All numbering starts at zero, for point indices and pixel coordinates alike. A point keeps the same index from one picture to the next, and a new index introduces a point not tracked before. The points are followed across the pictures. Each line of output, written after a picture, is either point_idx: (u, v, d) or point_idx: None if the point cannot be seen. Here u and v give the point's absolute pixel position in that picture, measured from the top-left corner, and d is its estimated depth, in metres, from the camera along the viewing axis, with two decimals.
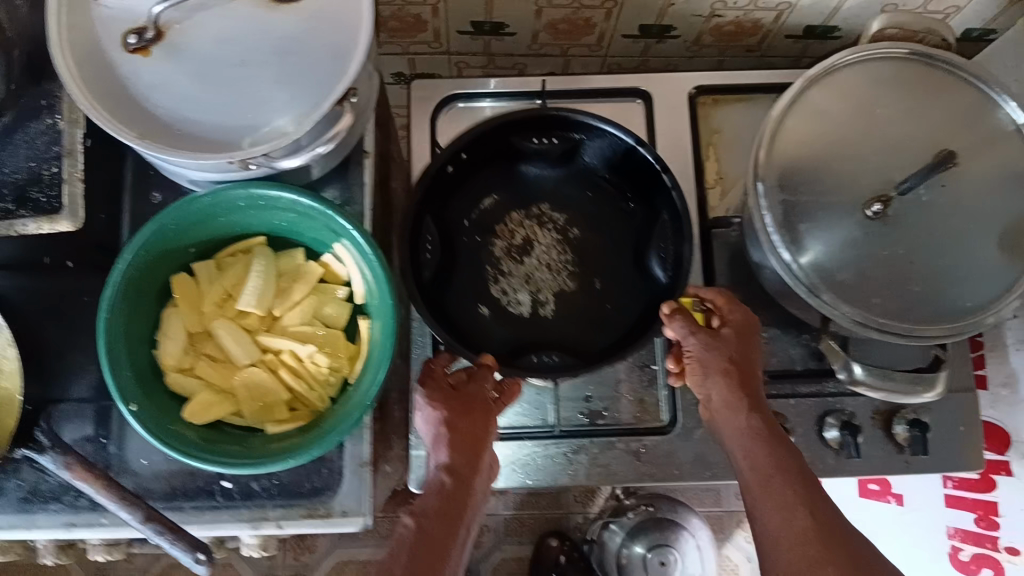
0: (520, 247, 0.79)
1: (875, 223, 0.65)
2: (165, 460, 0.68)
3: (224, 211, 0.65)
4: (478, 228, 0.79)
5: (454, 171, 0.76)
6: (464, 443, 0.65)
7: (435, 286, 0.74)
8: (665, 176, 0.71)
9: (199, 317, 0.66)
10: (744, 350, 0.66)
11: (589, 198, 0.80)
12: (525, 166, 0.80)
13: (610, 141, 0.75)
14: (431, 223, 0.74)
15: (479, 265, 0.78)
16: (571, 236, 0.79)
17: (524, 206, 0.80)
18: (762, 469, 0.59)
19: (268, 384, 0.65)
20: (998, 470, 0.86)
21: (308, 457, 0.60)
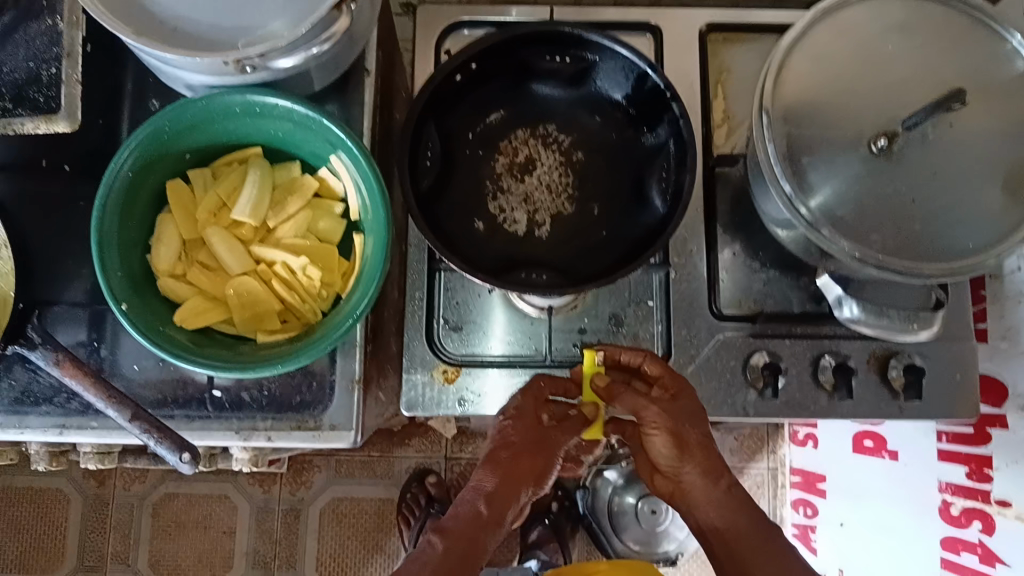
0: (522, 165, 0.78)
1: (880, 159, 0.66)
2: (156, 367, 0.70)
3: (220, 117, 0.65)
4: (481, 143, 0.78)
5: (463, 80, 0.74)
6: (512, 484, 0.67)
7: (432, 196, 0.74)
8: (674, 104, 0.69)
9: (193, 224, 0.67)
10: (702, 423, 0.65)
11: (597, 124, 0.79)
12: (535, 85, 0.79)
13: (624, 65, 0.74)
14: (433, 131, 0.74)
15: (478, 179, 0.78)
16: (575, 159, 0.79)
17: (530, 123, 0.79)
18: (736, 535, 0.61)
19: (260, 294, 0.65)
20: (993, 423, 0.86)
21: (297, 364, 0.61)
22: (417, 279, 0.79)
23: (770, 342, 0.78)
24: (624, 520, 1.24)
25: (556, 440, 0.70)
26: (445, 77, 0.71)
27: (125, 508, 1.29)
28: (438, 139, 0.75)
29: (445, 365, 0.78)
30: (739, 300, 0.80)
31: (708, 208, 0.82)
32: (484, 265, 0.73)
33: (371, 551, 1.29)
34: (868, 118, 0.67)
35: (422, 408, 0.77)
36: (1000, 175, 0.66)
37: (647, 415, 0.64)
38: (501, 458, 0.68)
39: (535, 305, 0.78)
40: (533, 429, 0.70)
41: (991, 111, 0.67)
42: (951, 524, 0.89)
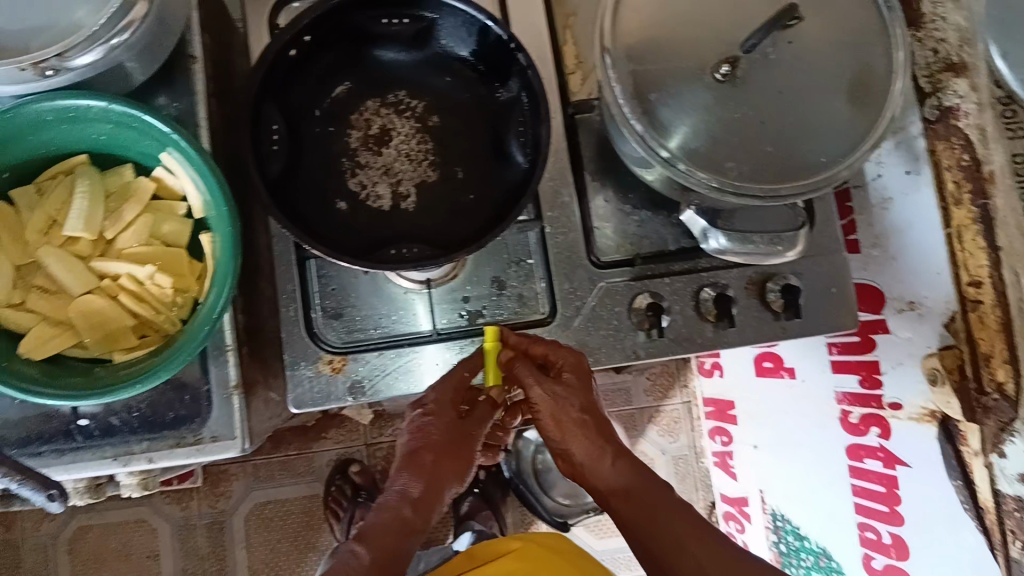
0: (378, 137, 0.76)
1: (725, 86, 0.66)
2: (14, 406, 0.65)
3: (32, 129, 0.60)
4: (330, 119, 0.75)
5: (297, 56, 0.71)
6: (433, 491, 0.67)
7: (287, 181, 0.71)
8: (518, 54, 0.68)
9: (24, 248, 0.62)
10: (589, 397, 0.67)
11: (448, 83, 0.77)
12: (378, 51, 0.76)
13: (464, 20, 0.71)
14: (276, 111, 0.71)
15: (334, 158, 0.75)
16: (431, 124, 0.76)
17: (380, 93, 0.76)
18: (638, 508, 0.62)
19: (108, 310, 0.62)
20: (875, 329, 0.88)
21: (157, 380, 0.58)
22: (286, 272, 0.76)
23: (651, 283, 0.79)
24: (551, 477, 1.25)
25: (471, 434, 0.70)
26: (277, 54, 0.67)
27: (36, 552, 1.22)
28: (283, 120, 0.71)
29: (330, 356, 0.75)
30: (617, 245, 0.80)
31: (573, 156, 0.81)
32: (352, 246, 0.71)
33: (305, 551, 1.26)
34: (709, 47, 0.67)
35: (312, 403, 0.75)
36: (843, 87, 0.67)
37: (536, 397, 0.65)
38: (422, 461, 0.67)
39: (413, 279, 0.76)
40: (455, 423, 0.70)
41: (826, 25, 0.67)
42: (852, 432, 0.92)
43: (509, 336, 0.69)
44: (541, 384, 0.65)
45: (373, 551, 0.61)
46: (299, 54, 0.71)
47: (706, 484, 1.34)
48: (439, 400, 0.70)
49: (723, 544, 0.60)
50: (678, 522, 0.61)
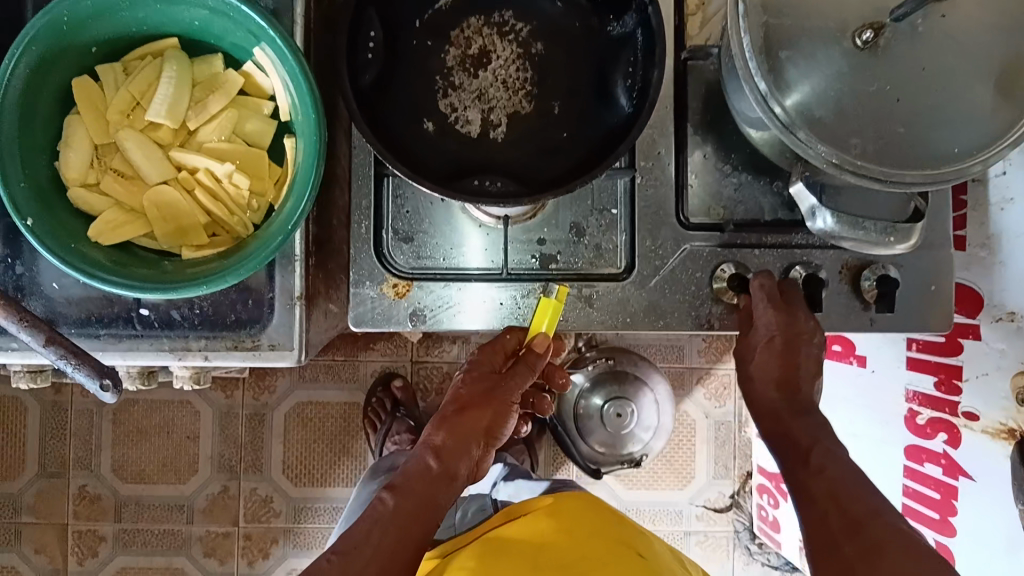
0: (476, 58, 0.71)
1: (864, 54, 0.61)
2: (78, 285, 0.64)
3: (125, 4, 0.57)
4: (430, 32, 0.71)
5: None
6: (465, 440, 0.65)
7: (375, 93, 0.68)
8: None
9: (105, 127, 0.60)
10: (766, 350, 0.67)
11: (559, 9, 0.72)
12: None
13: None
14: (376, 16, 0.67)
15: (429, 73, 0.71)
16: (533, 52, 0.72)
17: (485, 10, 0.72)
18: (785, 437, 0.64)
19: (182, 205, 0.59)
20: (965, 333, 0.83)
21: (224, 281, 0.56)
22: (362, 186, 0.73)
23: (739, 253, 0.74)
24: (589, 424, 1.22)
25: (505, 389, 0.67)
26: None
27: (84, 415, 1.27)
28: (379, 26, 0.68)
29: (394, 280, 0.73)
30: (708, 207, 0.76)
31: (678, 105, 0.76)
32: (433, 171, 0.68)
33: (338, 454, 1.28)
34: (851, 6, 0.60)
35: (372, 324, 0.73)
36: (993, 75, 0.61)
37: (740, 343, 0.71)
38: (447, 414, 0.66)
39: (489, 215, 0.73)
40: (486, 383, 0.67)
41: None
42: (916, 434, 0.88)
43: (755, 279, 0.71)
44: (745, 335, 0.70)
45: (398, 502, 0.61)
46: None
47: (744, 453, 1.32)
48: (479, 359, 0.69)
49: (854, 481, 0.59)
50: (827, 455, 0.61)
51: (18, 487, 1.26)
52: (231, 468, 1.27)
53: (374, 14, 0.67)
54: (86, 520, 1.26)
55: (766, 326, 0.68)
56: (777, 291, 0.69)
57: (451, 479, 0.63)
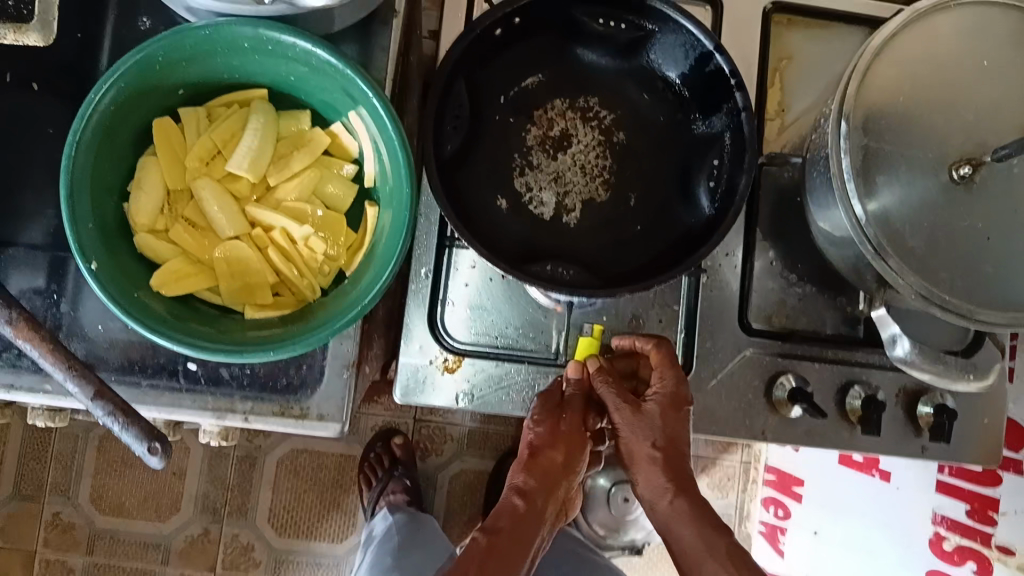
0: (557, 140, 0.70)
1: (959, 187, 0.60)
2: (124, 330, 0.61)
3: (223, 51, 0.55)
4: (513, 108, 0.70)
5: (502, 34, 0.67)
6: (547, 481, 0.62)
7: (452, 165, 0.66)
8: (738, 93, 0.63)
9: (181, 172, 0.57)
10: (649, 428, 0.62)
11: (646, 101, 0.71)
12: (580, 50, 0.71)
13: (685, 39, 0.66)
14: (462, 89, 0.66)
15: (507, 149, 0.69)
16: (615, 140, 0.70)
17: (570, 93, 0.70)
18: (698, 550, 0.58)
19: (253, 262, 0.57)
20: (1006, 466, 0.82)
21: (291, 353, 0.53)
22: (423, 254, 0.72)
23: (798, 365, 0.73)
24: (592, 503, 1.17)
25: (577, 422, 0.65)
26: (483, 31, 0.64)
27: (69, 438, 1.19)
28: (464, 99, 0.67)
29: (445, 355, 0.71)
30: (770, 313, 0.74)
31: (749, 208, 0.74)
32: (503, 251, 0.66)
33: (328, 510, 1.20)
34: (950, 140, 0.61)
35: (418, 397, 0.70)
36: None
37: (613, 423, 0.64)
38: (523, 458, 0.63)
39: (550, 299, 0.70)
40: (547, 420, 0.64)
41: None
42: (941, 558, 0.87)
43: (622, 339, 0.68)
44: (616, 413, 0.64)
45: (488, 542, 0.57)
46: (501, 34, 0.67)
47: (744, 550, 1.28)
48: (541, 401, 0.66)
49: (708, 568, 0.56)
50: None
51: None
52: (215, 511, 1.19)
53: (464, 84, 0.66)
54: (55, 549, 1.18)
55: (610, 397, 0.64)
56: (664, 358, 0.65)
57: (539, 520, 0.61)
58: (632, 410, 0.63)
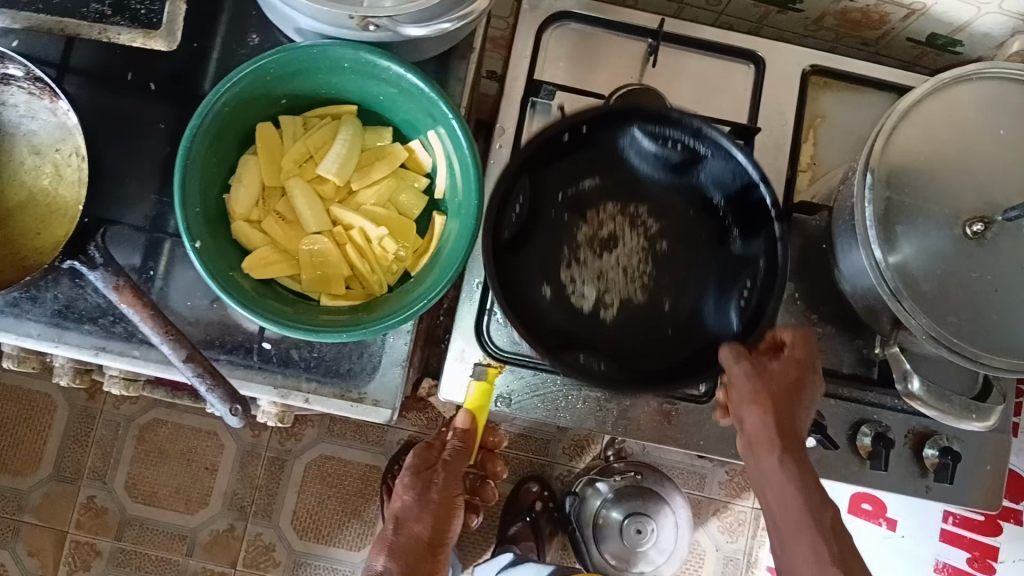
0: (604, 241, 0.76)
1: (970, 242, 0.67)
2: (208, 307, 0.67)
3: (326, 69, 0.63)
4: (568, 207, 0.76)
5: (569, 141, 0.73)
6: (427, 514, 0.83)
7: (509, 250, 0.73)
8: (777, 224, 0.68)
9: (276, 172, 0.65)
10: (779, 389, 0.64)
11: (689, 215, 0.77)
12: (636, 161, 0.76)
13: (733, 168, 0.72)
14: (526, 184, 0.73)
15: (558, 242, 0.76)
16: (658, 247, 0.77)
17: (623, 200, 0.77)
18: (815, 522, 0.60)
19: (332, 256, 0.64)
20: (1008, 516, 0.86)
21: (361, 336, 0.59)
22: (475, 266, 0.78)
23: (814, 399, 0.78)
24: (606, 533, 1.20)
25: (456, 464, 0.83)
26: (551, 137, 0.70)
27: (110, 426, 1.22)
28: (528, 192, 0.73)
29: (489, 359, 0.76)
30: None
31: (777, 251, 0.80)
32: (545, 335, 0.71)
33: (349, 517, 1.22)
34: (965, 199, 0.67)
35: (461, 397, 0.76)
36: None
37: (733, 375, 0.65)
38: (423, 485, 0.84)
39: None
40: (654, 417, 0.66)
41: None
42: None
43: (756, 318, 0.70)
44: (741, 364, 0.65)
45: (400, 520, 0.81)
46: (569, 139, 0.73)
47: None
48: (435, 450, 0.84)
49: (810, 536, 0.60)
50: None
51: (27, 486, 1.20)
52: (242, 508, 1.22)
53: (528, 182, 0.73)
54: (87, 533, 1.20)
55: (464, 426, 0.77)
56: (804, 344, 0.66)
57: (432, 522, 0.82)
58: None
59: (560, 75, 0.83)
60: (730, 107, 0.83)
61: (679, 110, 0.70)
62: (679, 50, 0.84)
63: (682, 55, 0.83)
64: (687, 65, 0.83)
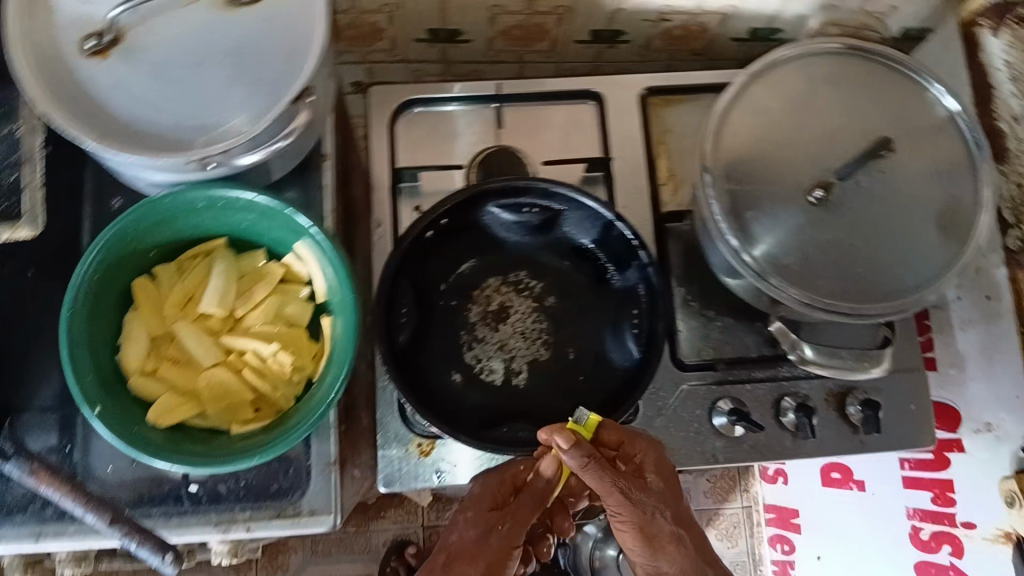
0: (497, 313, 0.80)
1: (818, 209, 0.71)
2: (130, 467, 0.69)
3: (183, 213, 0.66)
4: (454, 292, 0.81)
5: (435, 236, 0.77)
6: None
7: (410, 352, 0.76)
8: (642, 252, 0.73)
9: (161, 320, 0.67)
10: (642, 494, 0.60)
11: (567, 267, 0.82)
12: (503, 233, 0.81)
13: (590, 215, 0.76)
14: (408, 286, 0.76)
15: (454, 329, 0.80)
16: (548, 304, 0.81)
17: (502, 272, 0.82)
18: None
19: (233, 385, 0.66)
20: (949, 448, 0.88)
21: (272, 454, 0.61)
22: None
23: (732, 388, 0.81)
24: None
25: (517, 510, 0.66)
26: (415, 237, 0.74)
27: None
28: (412, 293, 0.77)
29: (419, 439, 0.79)
30: (699, 350, 0.83)
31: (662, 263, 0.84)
32: (465, 422, 0.74)
33: None
34: (803, 174, 0.72)
35: (401, 484, 0.78)
36: (934, 218, 0.71)
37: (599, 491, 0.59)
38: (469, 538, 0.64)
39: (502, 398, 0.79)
40: (639, 538, 0.58)
41: (921, 156, 0.73)
42: (922, 549, 0.91)
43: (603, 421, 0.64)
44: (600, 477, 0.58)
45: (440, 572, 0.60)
46: (434, 234, 0.77)
47: None
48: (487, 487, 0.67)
49: None
50: None
51: None
52: None
53: (409, 283, 0.76)
54: None
55: (597, 481, 0.57)
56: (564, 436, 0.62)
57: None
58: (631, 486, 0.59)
59: (422, 155, 0.86)
60: (584, 144, 0.88)
61: (525, 178, 0.75)
62: (524, 104, 0.88)
63: (529, 108, 0.88)
64: (546, 114, 0.88)
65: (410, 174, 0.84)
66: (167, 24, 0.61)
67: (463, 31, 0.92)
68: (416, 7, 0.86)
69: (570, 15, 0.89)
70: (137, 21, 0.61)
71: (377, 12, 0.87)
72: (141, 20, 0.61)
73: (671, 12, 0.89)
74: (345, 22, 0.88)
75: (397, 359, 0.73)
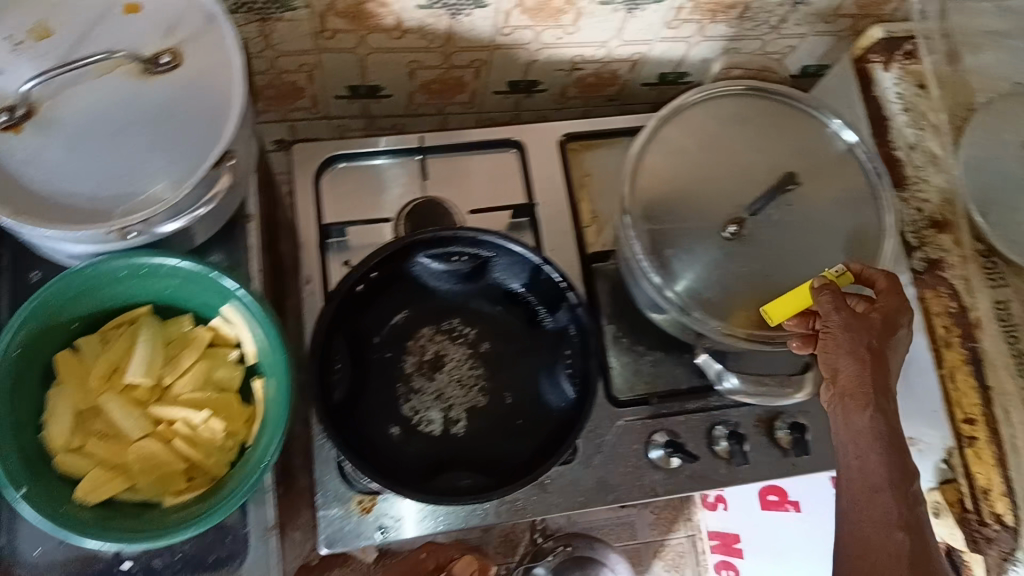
0: (432, 363, 0.80)
1: (733, 244, 0.74)
2: (60, 546, 0.66)
3: (106, 282, 0.65)
4: (389, 345, 0.81)
5: (366, 290, 0.78)
6: None
7: (346, 408, 0.76)
8: (569, 293, 0.75)
9: (85, 393, 0.66)
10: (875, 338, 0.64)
11: (499, 312, 0.83)
12: (434, 283, 0.82)
13: (517, 259, 0.78)
14: (341, 343, 0.76)
15: (390, 381, 0.79)
16: (482, 350, 0.82)
17: (435, 321, 0.82)
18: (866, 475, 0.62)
19: (164, 455, 0.65)
20: None
21: (208, 524, 0.59)
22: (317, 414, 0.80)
23: (667, 421, 0.82)
24: None
25: None
26: (346, 293, 0.74)
27: None
28: (345, 349, 0.77)
29: (360, 496, 0.78)
30: (632, 385, 0.84)
31: (591, 302, 0.86)
32: (405, 475, 0.74)
33: None
34: (716, 211, 0.75)
35: (342, 543, 0.76)
36: (842, 246, 0.75)
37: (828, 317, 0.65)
38: None
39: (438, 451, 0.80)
40: (829, 345, 0.65)
41: (825, 188, 0.77)
42: None
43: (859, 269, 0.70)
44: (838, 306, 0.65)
45: None
46: (365, 288, 0.77)
47: None
48: None
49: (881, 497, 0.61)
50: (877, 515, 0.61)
51: None
52: None
53: (342, 339, 0.76)
54: None
55: (829, 304, 0.65)
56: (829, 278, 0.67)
57: None
58: (854, 313, 0.65)
59: (348, 211, 0.87)
60: (508, 191, 0.90)
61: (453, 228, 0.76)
62: (447, 155, 0.90)
63: (453, 159, 0.90)
64: (470, 163, 0.90)
65: (337, 229, 0.85)
66: (83, 95, 0.61)
67: (383, 88, 0.94)
68: (336, 66, 0.87)
69: (487, 69, 0.92)
70: (52, 94, 0.61)
71: (297, 71, 0.88)
72: (56, 93, 0.61)
73: (584, 61, 0.92)
74: (265, 82, 0.89)
75: (333, 416, 0.72)
